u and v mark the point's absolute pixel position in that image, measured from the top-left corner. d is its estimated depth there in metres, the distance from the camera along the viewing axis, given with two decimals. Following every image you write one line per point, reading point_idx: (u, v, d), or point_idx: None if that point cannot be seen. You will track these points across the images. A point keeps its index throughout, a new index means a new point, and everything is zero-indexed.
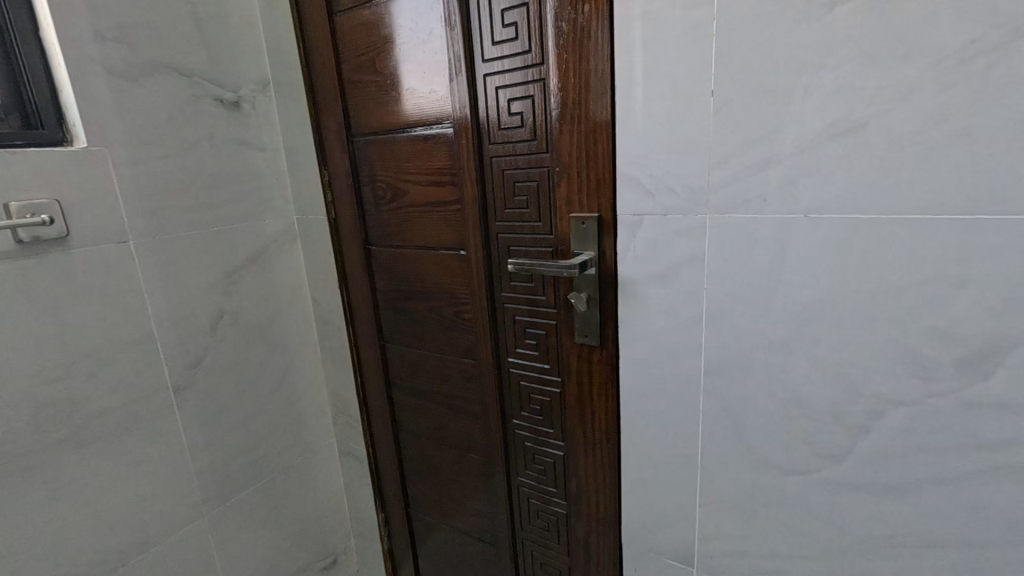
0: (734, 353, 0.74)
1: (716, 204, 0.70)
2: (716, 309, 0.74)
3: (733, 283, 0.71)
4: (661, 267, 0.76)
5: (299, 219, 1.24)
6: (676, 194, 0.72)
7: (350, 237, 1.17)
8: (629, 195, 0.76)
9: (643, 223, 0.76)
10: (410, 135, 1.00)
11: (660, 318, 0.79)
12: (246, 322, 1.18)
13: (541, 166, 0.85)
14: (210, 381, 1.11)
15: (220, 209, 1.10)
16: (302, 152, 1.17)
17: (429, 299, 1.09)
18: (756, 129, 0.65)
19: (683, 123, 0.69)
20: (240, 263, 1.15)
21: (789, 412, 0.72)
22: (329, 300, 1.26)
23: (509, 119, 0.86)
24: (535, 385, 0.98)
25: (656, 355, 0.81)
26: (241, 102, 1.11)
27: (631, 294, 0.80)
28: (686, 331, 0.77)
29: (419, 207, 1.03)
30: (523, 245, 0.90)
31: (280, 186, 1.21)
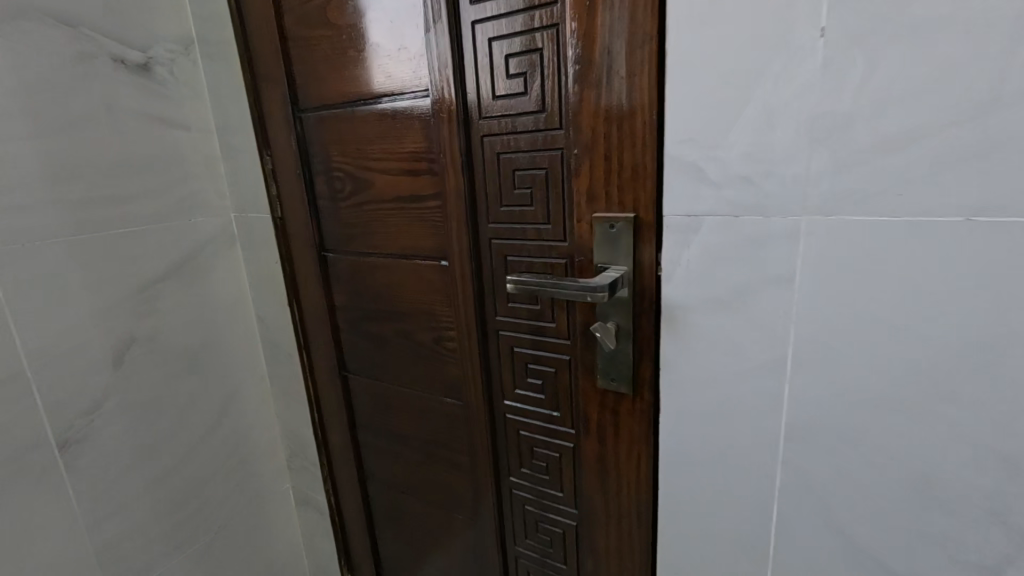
0: (829, 413, 0.52)
1: (815, 200, 0.47)
2: (806, 351, 0.51)
3: (835, 313, 0.49)
4: (725, 291, 0.54)
5: (237, 217, 0.98)
6: (753, 185, 0.50)
7: (300, 241, 0.92)
8: (681, 189, 0.53)
9: (703, 226, 0.53)
10: (373, 107, 0.76)
11: (719, 360, 0.56)
12: (168, 351, 0.91)
13: (552, 148, 0.61)
14: (115, 430, 0.85)
15: (125, 205, 0.83)
16: (237, 132, 0.91)
17: (401, 322, 0.85)
18: (887, 88, 0.43)
19: (765, 81, 0.47)
20: (158, 275, 0.88)
21: (909, 501, 0.50)
22: (277, 319, 1.01)
23: (508, 83, 0.62)
24: (539, 436, 0.75)
25: (712, 412, 0.58)
26: (154, 65, 0.85)
27: (679, 327, 0.57)
28: (758, 381, 0.54)
29: (387, 203, 0.79)
30: (527, 255, 0.67)
31: (212, 176, 0.95)
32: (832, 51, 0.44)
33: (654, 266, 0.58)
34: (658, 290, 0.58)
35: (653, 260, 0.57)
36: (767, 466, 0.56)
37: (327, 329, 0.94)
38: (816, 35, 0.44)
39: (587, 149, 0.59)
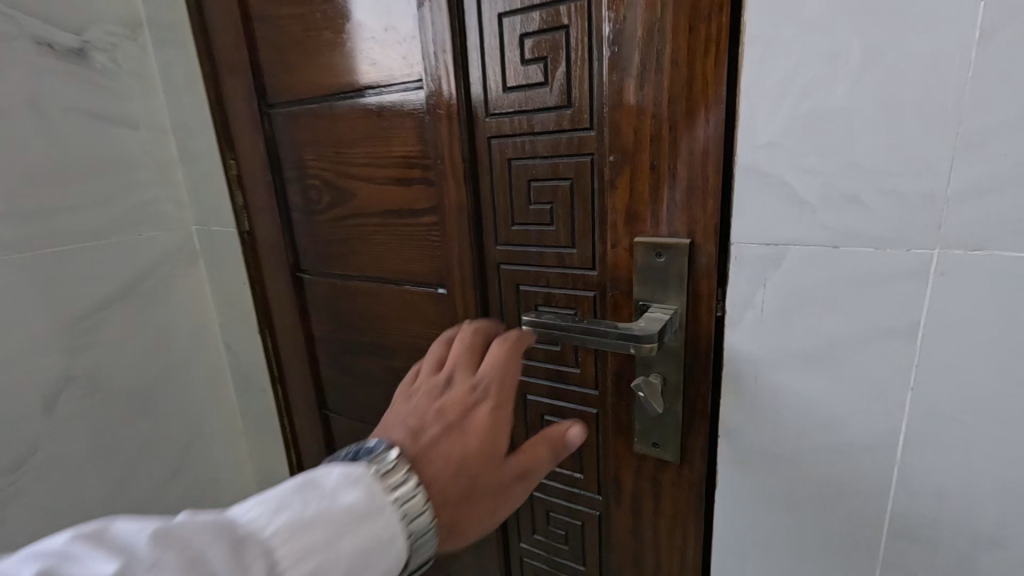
0: (954, 507, 0.39)
1: (954, 229, 0.34)
2: (927, 428, 0.38)
3: (972, 381, 0.36)
4: (814, 344, 0.41)
5: (198, 231, 0.84)
6: (860, 205, 0.37)
7: (270, 260, 0.78)
8: (757, 209, 0.41)
9: (785, 257, 0.40)
10: (354, 101, 0.62)
11: (802, 429, 0.43)
12: (115, 391, 0.77)
13: (580, 154, 0.48)
14: (45, 490, 0.71)
15: (52, 220, 0.69)
16: (195, 130, 0.77)
17: (390, 358, 0.71)
18: None
19: (891, 64, 0.34)
20: (100, 302, 0.74)
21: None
22: (247, 348, 0.87)
23: (524, 71, 0.49)
24: (557, 500, 0.62)
25: (789, 495, 0.45)
26: (91, 52, 0.71)
27: (748, 386, 0.45)
28: (855, 460, 0.42)
29: (372, 217, 0.65)
30: (544, 286, 0.54)
31: (166, 183, 0.80)
32: (998, 20, 0.31)
33: (716, 305, 0.45)
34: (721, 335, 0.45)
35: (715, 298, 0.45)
36: (862, 565, 0.44)
37: (304, 363, 0.81)
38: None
39: (628, 155, 0.45)
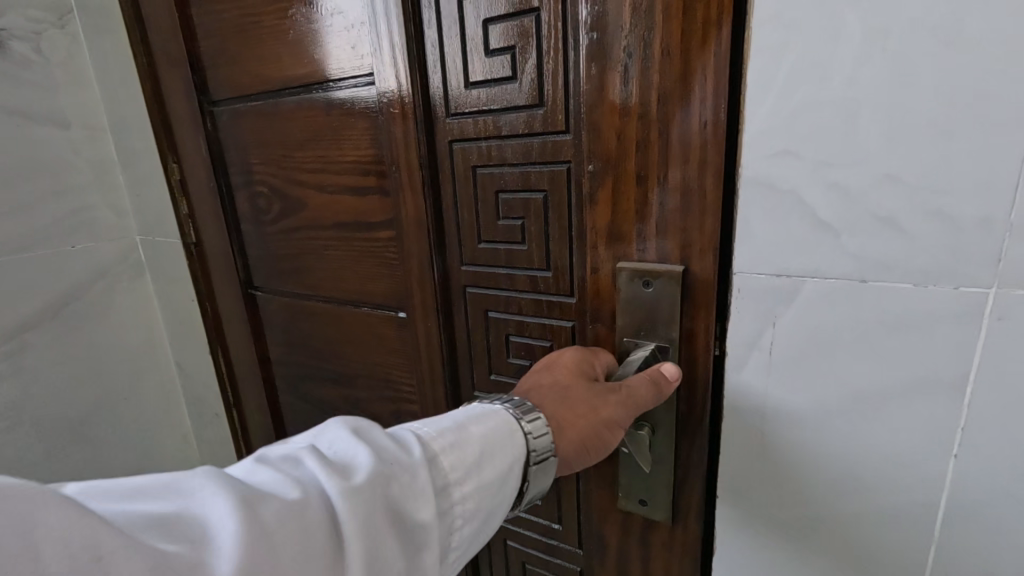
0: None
1: (1020, 264, 0.27)
2: (976, 504, 0.31)
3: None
4: (835, 396, 0.34)
5: (143, 240, 0.76)
6: (894, 230, 0.29)
7: (220, 275, 0.70)
8: (767, 233, 0.33)
9: (800, 292, 0.33)
10: (301, 97, 0.54)
11: (817, 494, 0.36)
12: (45, 419, 0.71)
13: (556, 161, 0.40)
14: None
15: None
16: (133, 129, 0.69)
17: (351, 386, 0.64)
18: None
19: (943, 53, 0.26)
20: (20, 324, 0.67)
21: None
22: (199, 369, 0.79)
23: (487, 63, 0.41)
24: (534, 551, 0.54)
25: (801, 567, 0.38)
26: (10, 43, 0.63)
27: (755, 441, 0.37)
28: (882, 535, 0.34)
29: (326, 229, 0.57)
30: (516, 313, 0.46)
31: (103, 187, 0.72)
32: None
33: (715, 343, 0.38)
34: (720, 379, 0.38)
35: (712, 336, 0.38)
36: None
37: (258, 387, 0.73)
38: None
39: (611, 163, 0.38)
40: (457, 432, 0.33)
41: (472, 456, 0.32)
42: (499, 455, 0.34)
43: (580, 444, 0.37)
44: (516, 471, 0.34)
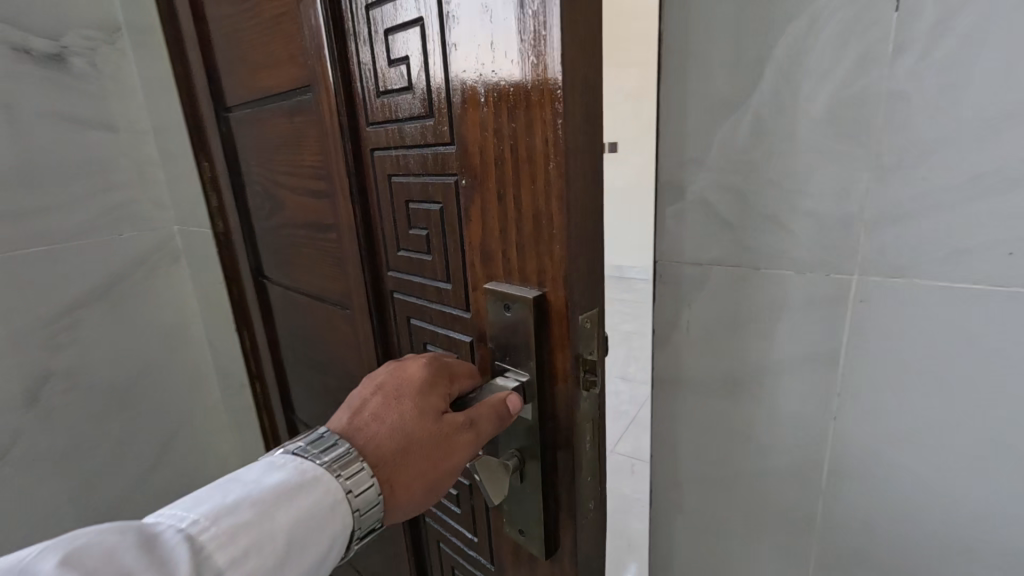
0: (875, 548, 0.37)
1: (872, 255, 0.32)
2: (850, 460, 0.37)
3: (892, 418, 0.34)
4: (737, 370, 0.39)
5: (180, 230, 0.86)
6: (776, 227, 0.35)
7: (242, 263, 0.79)
8: (681, 227, 0.39)
9: (709, 279, 0.39)
10: (275, 106, 0.60)
11: (724, 457, 0.42)
12: (92, 387, 0.80)
13: (446, 173, 0.39)
14: (12, 483, 0.74)
15: (23, 222, 0.71)
16: (172, 133, 0.79)
17: (328, 371, 0.71)
18: (991, 96, 0.27)
19: (806, 78, 0.32)
20: (73, 301, 0.77)
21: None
22: (226, 346, 0.89)
23: (390, 75, 0.41)
24: (460, 559, 0.53)
25: (718, 516, 0.44)
26: (67, 57, 0.73)
27: (678, 410, 0.43)
28: (782, 488, 0.40)
29: (302, 229, 0.64)
30: (429, 322, 0.47)
31: (144, 183, 0.83)
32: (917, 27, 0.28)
33: (588, 377, 0.35)
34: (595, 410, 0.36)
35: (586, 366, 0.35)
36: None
37: (272, 365, 0.83)
38: (891, 6, 0.29)
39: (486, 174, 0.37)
40: (253, 522, 0.30)
41: (277, 550, 0.30)
42: (318, 535, 0.32)
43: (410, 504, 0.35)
44: (340, 544, 0.33)
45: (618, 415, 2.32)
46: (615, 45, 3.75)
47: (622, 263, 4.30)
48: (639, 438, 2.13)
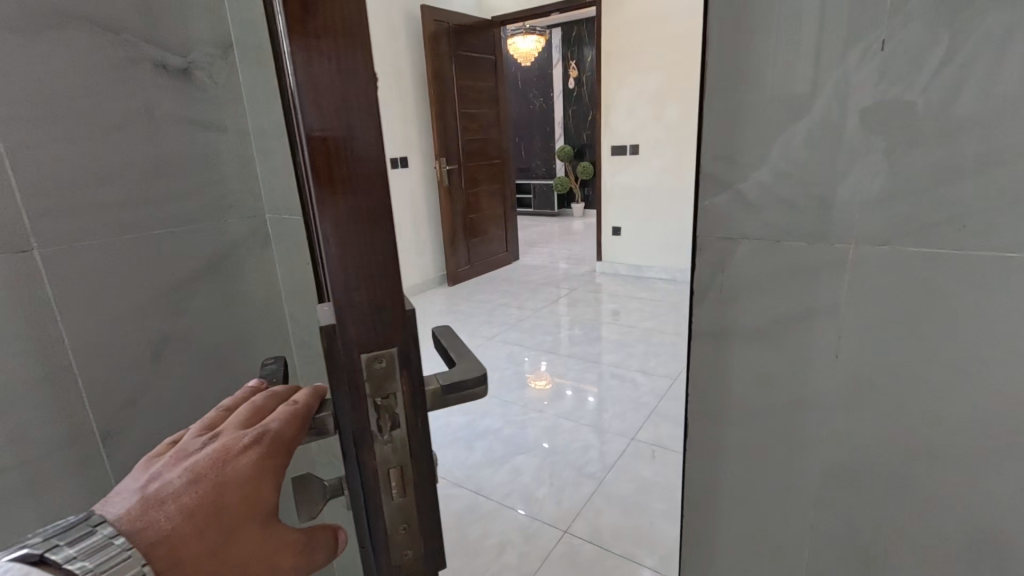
0: (858, 432, 0.55)
1: (853, 232, 0.51)
2: (836, 370, 0.54)
3: (877, 339, 0.51)
4: (761, 311, 0.57)
5: (270, 218, 1.00)
6: (797, 210, 0.53)
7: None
8: (725, 210, 0.57)
9: (739, 247, 0.57)
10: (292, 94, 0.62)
11: (748, 374, 0.60)
12: (199, 349, 0.95)
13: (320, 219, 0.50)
14: (160, 420, 0.90)
15: (161, 206, 0.85)
16: (270, 133, 0.92)
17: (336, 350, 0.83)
18: (916, 134, 0.46)
19: (804, 120, 0.51)
20: (187, 275, 0.91)
21: (943, 521, 0.53)
22: (306, 318, 1.02)
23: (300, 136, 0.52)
24: None
25: (743, 417, 0.61)
26: (192, 70, 0.87)
27: (718, 342, 0.60)
28: (788, 394, 0.58)
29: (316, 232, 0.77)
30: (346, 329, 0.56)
31: (244, 177, 0.97)
32: (888, 78, 0.47)
33: (389, 419, 0.46)
34: (400, 445, 0.48)
35: (390, 410, 0.46)
36: (801, 480, 0.59)
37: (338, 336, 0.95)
38: (857, 75, 0.48)
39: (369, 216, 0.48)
40: None
41: None
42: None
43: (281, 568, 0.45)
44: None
45: (640, 407, 2.42)
46: (635, 50, 3.86)
47: (641, 263, 4.39)
48: (660, 428, 2.23)
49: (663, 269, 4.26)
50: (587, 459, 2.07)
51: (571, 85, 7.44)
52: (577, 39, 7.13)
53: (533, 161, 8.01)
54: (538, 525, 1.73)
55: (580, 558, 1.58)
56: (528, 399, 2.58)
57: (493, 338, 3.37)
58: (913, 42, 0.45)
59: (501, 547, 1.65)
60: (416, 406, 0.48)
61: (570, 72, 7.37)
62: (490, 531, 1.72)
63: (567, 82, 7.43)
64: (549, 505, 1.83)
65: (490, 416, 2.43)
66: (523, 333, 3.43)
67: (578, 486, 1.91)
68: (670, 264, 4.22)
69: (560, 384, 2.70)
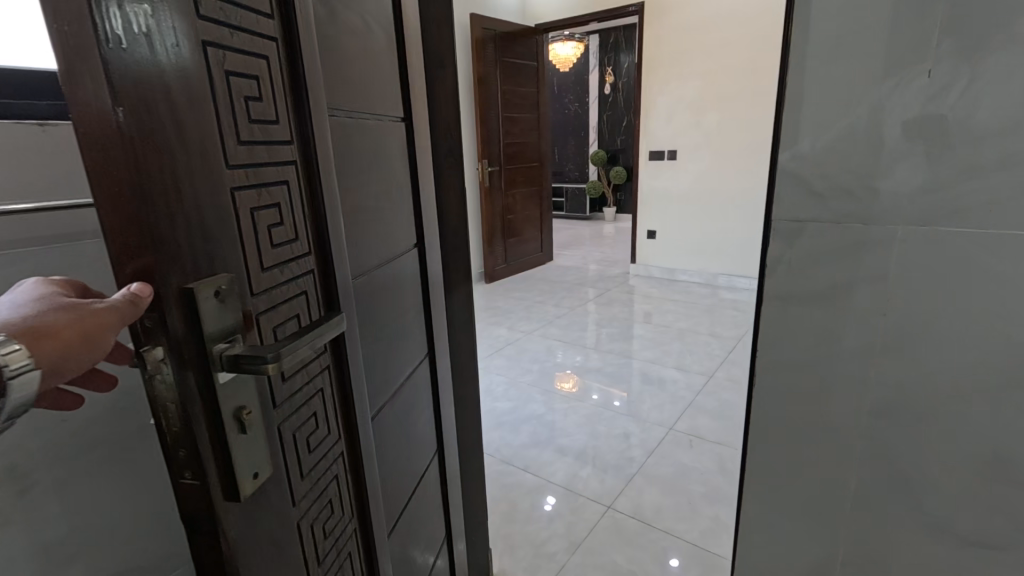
0: (898, 374, 0.69)
1: (903, 217, 0.65)
2: (882, 324, 0.69)
3: (920, 299, 0.66)
4: (821, 281, 0.71)
5: None
6: (857, 198, 0.67)
7: (453, 228, 1.14)
8: (793, 198, 0.70)
9: (805, 229, 0.70)
10: (318, 68, 0.58)
11: (807, 331, 0.74)
12: None
13: (245, 210, 0.46)
14: None
15: None
16: None
17: (377, 332, 0.81)
18: (949, 136, 0.61)
19: (862, 126, 0.64)
20: None
21: (963, 441, 0.67)
22: None
23: (258, 130, 0.48)
24: (318, 517, 0.58)
25: (797, 366, 0.76)
26: None
27: (781, 305, 0.75)
28: (838, 345, 0.72)
29: (358, 220, 0.74)
30: (286, 300, 0.52)
31: None
32: (927, 93, 0.61)
33: (156, 370, 0.38)
34: (168, 405, 0.39)
35: (153, 358, 0.37)
36: (854, 418, 0.73)
37: (444, 304, 1.11)
38: (904, 92, 0.62)
39: (229, 199, 0.44)
40: None
41: None
42: None
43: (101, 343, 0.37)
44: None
45: (676, 400, 2.53)
46: (673, 59, 3.99)
47: (675, 266, 4.48)
48: (696, 419, 2.34)
49: (697, 272, 4.34)
50: (627, 444, 2.19)
51: (606, 91, 7.55)
52: (614, 46, 7.24)
53: (565, 165, 8.14)
54: (584, 500, 1.86)
55: (625, 530, 1.70)
56: (566, 389, 2.71)
57: (531, 333, 3.51)
58: (942, 69, 0.59)
59: (550, 516, 1.79)
60: (190, 361, 0.39)
61: (606, 79, 7.48)
62: (539, 503, 1.86)
63: (603, 88, 7.55)
64: (592, 483, 1.96)
65: (532, 403, 2.57)
66: (560, 329, 3.56)
67: (620, 468, 2.03)
68: (705, 267, 4.30)
69: (598, 377, 2.82)
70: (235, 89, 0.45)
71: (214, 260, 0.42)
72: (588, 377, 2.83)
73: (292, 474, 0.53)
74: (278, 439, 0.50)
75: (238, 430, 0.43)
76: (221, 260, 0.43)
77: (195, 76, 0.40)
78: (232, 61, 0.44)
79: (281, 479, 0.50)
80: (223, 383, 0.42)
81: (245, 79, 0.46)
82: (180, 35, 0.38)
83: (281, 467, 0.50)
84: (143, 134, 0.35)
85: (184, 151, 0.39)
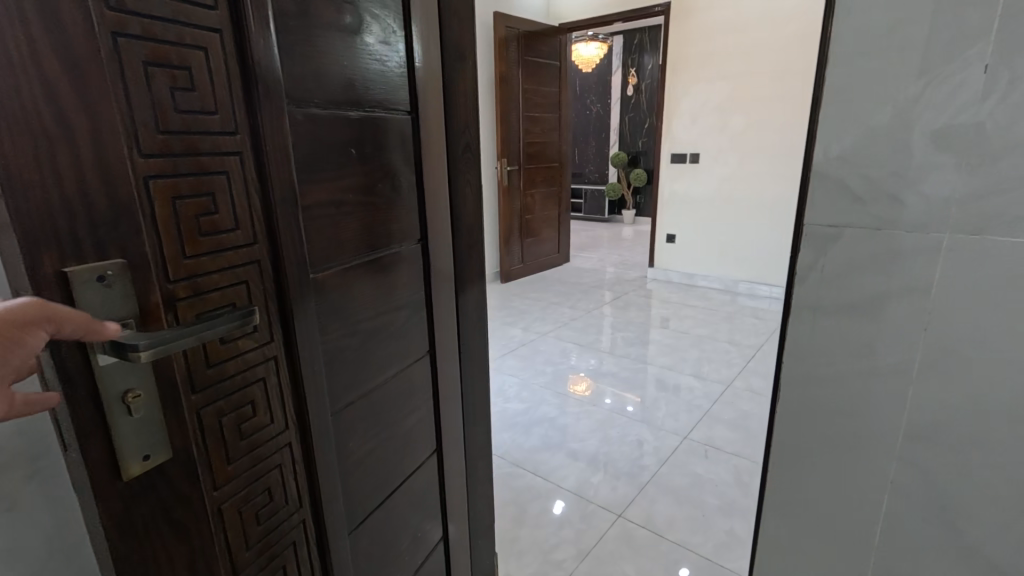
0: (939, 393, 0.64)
1: (953, 225, 0.60)
2: (923, 340, 0.64)
3: (966, 314, 0.61)
4: (859, 290, 0.66)
5: None
6: (901, 204, 0.62)
7: (469, 226, 1.10)
8: (830, 202, 0.66)
9: (842, 236, 0.66)
10: (274, 55, 0.55)
11: (837, 344, 0.69)
12: None
13: (162, 198, 0.44)
14: None
15: None
16: None
17: (351, 324, 0.78)
18: (1006, 140, 0.56)
19: (910, 126, 0.60)
20: None
21: (1010, 468, 0.62)
22: None
23: (188, 121, 0.46)
24: (254, 503, 0.57)
25: (827, 382, 0.71)
26: None
27: (810, 317, 0.70)
28: (872, 361, 0.68)
29: (328, 209, 0.72)
30: (216, 292, 0.50)
31: None
32: (982, 93, 0.56)
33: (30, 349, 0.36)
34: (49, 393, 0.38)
35: None
36: (888, 439, 0.69)
37: (455, 303, 1.09)
38: (957, 91, 0.57)
39: (140, 188, 0.42)
40: None
41: None
42: None
43: (24, 344, 0.34)
44: None
45: (692, 408, 2.47)
46: (698, 61, 3.92)
47: (694, 271, 4.39)
48: (713, 428, 2.28)
49: (717, 278, 4.25)
50: (640, 451, 2.14)
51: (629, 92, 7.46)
52: (638, 46, 7.15)
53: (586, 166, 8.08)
54: (593, 507, 1.82)
55: (635, 539, 1.66)
56: (579, 392, 2.68)
57: (546, 335, 3.47)
58: (1002, 67, 0.55)
59: (558, 521, 1.76)
60: (70, 343, 0.38)
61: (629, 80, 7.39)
62: (548, 507, 1.83)
63: (626, 89, 7.46)
64: (602, 490, 1.92)
65: (545, 406, 2.54)
66: (575, 331, 3.52)
67: (632, 475, 1.99)
68: (726, 273, 4.21)
69: (613, 381, 2.77)
70: (157, 80, 0.43)
71: (109, 245, 0.39)
72: (602, 381, 2.78)
73: (214, 462, 0.51)
74: (195, 426, 0.49)
75: (133, 417, 0.42)
76: (122, 246, 0.41)
77: (95, 66, 0.37)
78: (154, 53, 0.42)
79: (197, 468, 0.49)
80: (106, 372, 0.40)
81: (174, 70, 0.44)
82: (77, 24, 0.36)
83: (197, 455, 0.49)
84: (14, 119, 0.33)
85: (71, 139, 0.36)
